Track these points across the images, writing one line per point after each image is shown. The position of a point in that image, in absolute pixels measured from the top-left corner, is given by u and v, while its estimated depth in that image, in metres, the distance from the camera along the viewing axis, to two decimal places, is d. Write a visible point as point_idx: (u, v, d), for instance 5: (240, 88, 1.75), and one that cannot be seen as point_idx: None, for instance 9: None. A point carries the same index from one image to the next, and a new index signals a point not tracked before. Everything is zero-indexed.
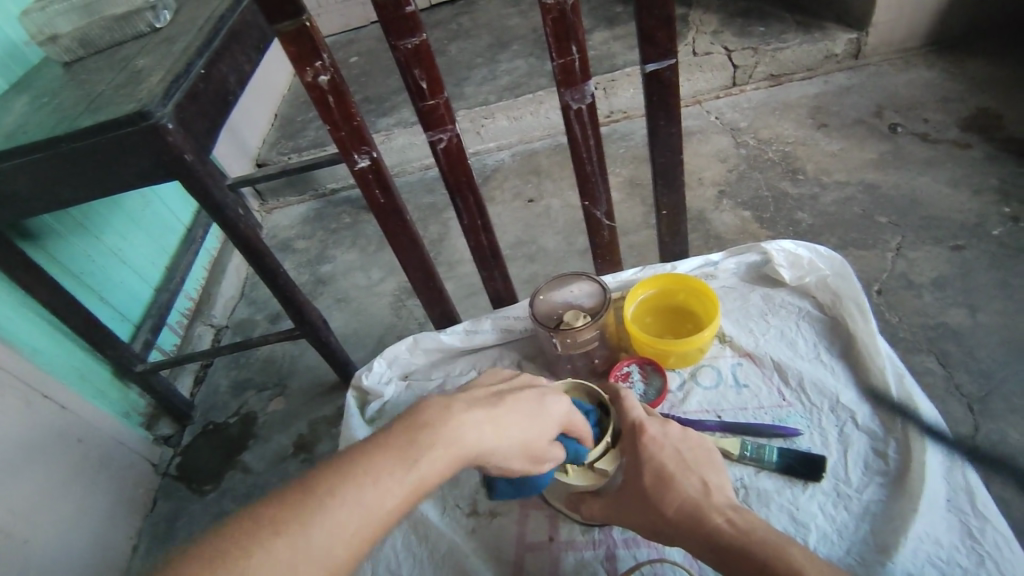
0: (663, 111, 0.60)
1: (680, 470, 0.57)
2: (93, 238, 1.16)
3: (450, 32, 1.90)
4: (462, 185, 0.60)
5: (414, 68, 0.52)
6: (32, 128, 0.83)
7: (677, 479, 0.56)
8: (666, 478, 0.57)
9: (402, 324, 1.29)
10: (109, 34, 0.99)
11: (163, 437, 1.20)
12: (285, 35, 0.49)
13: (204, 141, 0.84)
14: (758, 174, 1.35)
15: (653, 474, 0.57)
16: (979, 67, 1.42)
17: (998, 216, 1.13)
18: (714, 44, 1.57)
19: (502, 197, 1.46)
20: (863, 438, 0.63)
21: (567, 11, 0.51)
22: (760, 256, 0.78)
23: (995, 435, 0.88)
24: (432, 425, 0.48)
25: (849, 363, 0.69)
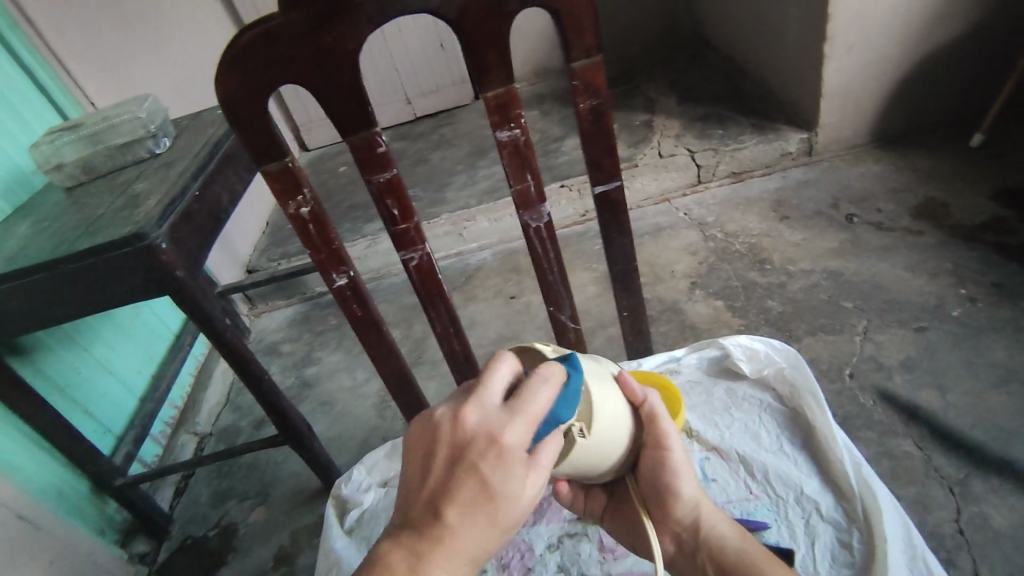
0: (615, 225, 0.66)
1: (688, 478, 0.60)
2: (83, 351, 1.19)
3: (434, 142, 2.04)
4: (434, 297, 0.65)
5: (387, 199, 0.58)
6: (32, 251, 0.87)
7: (683, 488, 0.60)
8: (676, 483, 0.60)
9: (387, 425, 1.29)
10: (111, 160, 1.07)
11: (139, 555, 1.16)
12: (271, 173, 0.55)
13: (196, 257, 0.89)
14: (727, 265, 1.42)
15: (666, 478, 0.60)
16: (921, 160, 1.54)
17: (955, 298, 1.19)
18: (677, 147, 1.69)
19: (484, 294, 1.51)
20: (828, 529, 0.65)
21: (521, 146, 0.58)
22: (720, 351, 0.82)
23: (979, 518, 0.88)
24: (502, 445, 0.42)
25: (810, 453, 0.71)
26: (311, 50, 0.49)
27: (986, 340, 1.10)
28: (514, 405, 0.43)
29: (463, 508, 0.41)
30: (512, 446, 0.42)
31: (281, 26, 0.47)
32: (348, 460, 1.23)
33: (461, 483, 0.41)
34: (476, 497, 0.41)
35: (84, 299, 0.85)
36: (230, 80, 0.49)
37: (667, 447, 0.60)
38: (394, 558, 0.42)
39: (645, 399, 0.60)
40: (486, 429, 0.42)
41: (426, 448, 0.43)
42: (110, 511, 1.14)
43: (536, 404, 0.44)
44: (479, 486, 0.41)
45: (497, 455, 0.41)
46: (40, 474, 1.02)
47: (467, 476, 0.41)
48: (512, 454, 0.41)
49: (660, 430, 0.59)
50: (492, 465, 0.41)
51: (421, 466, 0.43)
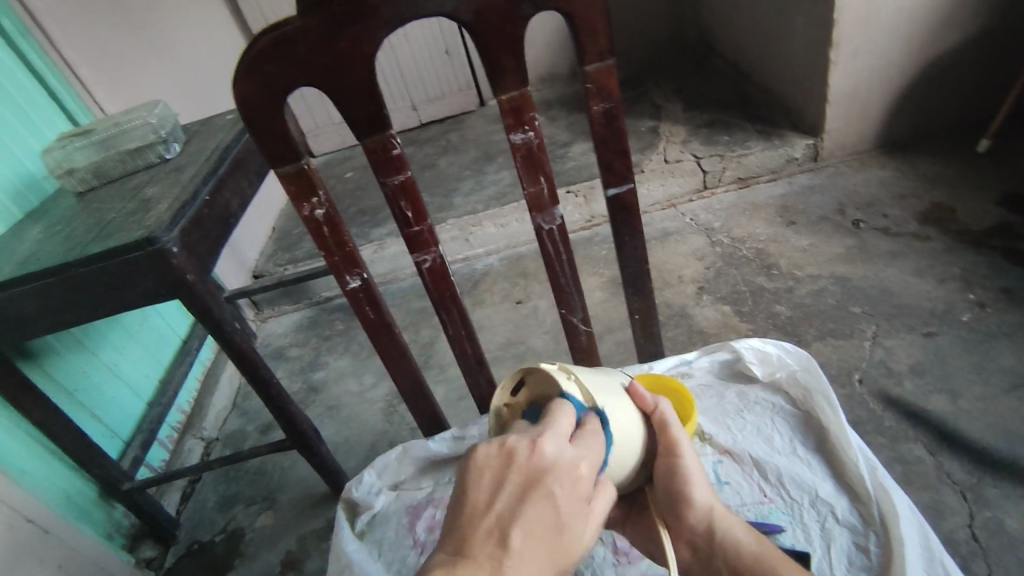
0: (627, 228, 0.66)
1: (701, 485, 0.60)
2: (92, 355, 1.19)
3: (440, 148, 2.05)
4: (447, 299, 0.65)
5: (401, 200, 0.58)
6: (44, 256, 0.88)
7: (697, 496, 0.60)
8: (691, 491, 0.60)
9: (394, 430, 1.29)
10: (122, 165, 1.07)
11: (146, 560, 1.15)
12: (286, 176, 0.55)
13: (206, 261, 0.89)
14: (734, 270, 1.42)
15: (681, 486, 0.60)
16: (927, 165, 1.54)
17: (964, 303, 1.18)
18: (683, 152, 1.70)
19: (491, 299, 1.51)
20: (844, 533, 0.66)
21: (534, 149, 0.58)
22: (732, 354, 0.82)
23: (992, 523, 0.87)
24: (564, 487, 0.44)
25: (824, 457, 0.72)
26: (328, 54, 0.49)
27: (997, 345, 1.09)
28: (581, 449, 0.47)
29: (535, 539, 0.42)
30: (585, 491, 0.45)
31: (298, 30, 0.48)
32: (356, 465, 1.22)
33: (537, 514, 0.42)
34: (549, 533, 0.42)
35: (95, 303, 0.85)
36: (246, 84, 0.49)
37: (679, 455, 0.59)
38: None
39: (656, 406, 0.59)
40: (563, 468, 0.44)
41: (495, 472, 0.44)
42: (117, 516, 1.14)
43: (598, 451, 0.48)
44: (553, 522, 0.43)
45: (572, 494, 0.44)
46: (49, 479, 1.02)
47: (547, 511, 0.43)
48: (584, 496, 0.45)
49: (673, 439, 0.59)
50: (569, 506, 0.44)
51: (485, 489, 0.43)
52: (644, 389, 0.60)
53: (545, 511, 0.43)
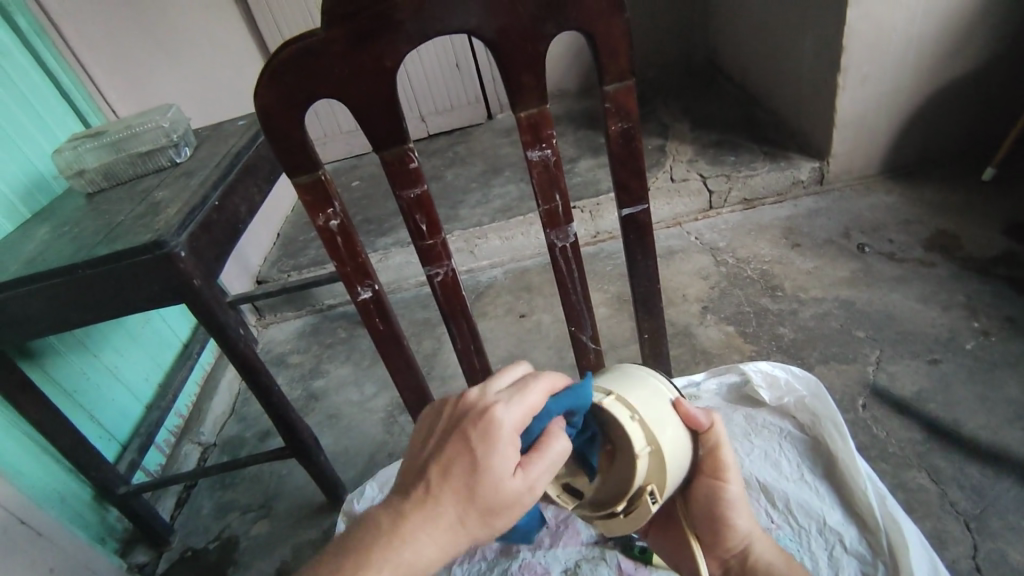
0: (639, 247, 0.66)
1: (743, 510, 0.60)
2: (93, 356, 1.18)
3: (447, 159, 2.06)
4: (457, 312, 0.64)
5: (416, 213, 0.58)
6: (51, 256, 0.87)
7: (739, 523, 0.60)
8: (731, 514, 0.59)
9: (393, 441, 1.28)
10: (133, 168, 1.08)
11: (138, 566, 1.14)
12: (302, 186, 0.55)
13: (213, 267, 0.89)
14: (738, 290, 1.42)
15: (722, 509, 0.59)
16: (932, 191, 1.54)
17: (969, 331, 1.18)
18: (690, 172, 1.71)
19: (494, 313, 1.51)
20: (853, 563, 0.66)
21: (551, 165, 0.58)
22: (740, 377, 0.83)
23: (996, 555, 0.86)
24: (475, 427, 0.43)
25: (832, 484, 0.72)
26: (350, 67, 0.50)
27: (1002, 375, 1.09)
28: (516, 399, 0.45)
29: (450, 478, 0.42)
30: (501, 432, 0.43)
31: (322, 42, 0.48)
32: (355, 475, 1.21)
33: (452, 453, 0.43)
34: (463, 471, 0.42)
35: (101, 305, 0.85)
36: (268, 93, 0.49)
37: (725, 477, 0.59)
38: (381, 515, 0.43)
39: (709, 425, 0.58)
40: (479, 409, 0.44)
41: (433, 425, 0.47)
42: (111, 520, 1.13)
43: (530, 398, 0.45)
44: (461, 457, 0.43)
45: (485, 432, 0.42)
46: (43, 480, 1.01)
47: (458, 449, 0.43)
48: (500, 433, 0.43)
49: (722, 461, 0.59)
50: (478, 441, 0.42)
51: (427, 439, 0.47)
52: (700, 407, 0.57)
53: (455, 449, 0.43)
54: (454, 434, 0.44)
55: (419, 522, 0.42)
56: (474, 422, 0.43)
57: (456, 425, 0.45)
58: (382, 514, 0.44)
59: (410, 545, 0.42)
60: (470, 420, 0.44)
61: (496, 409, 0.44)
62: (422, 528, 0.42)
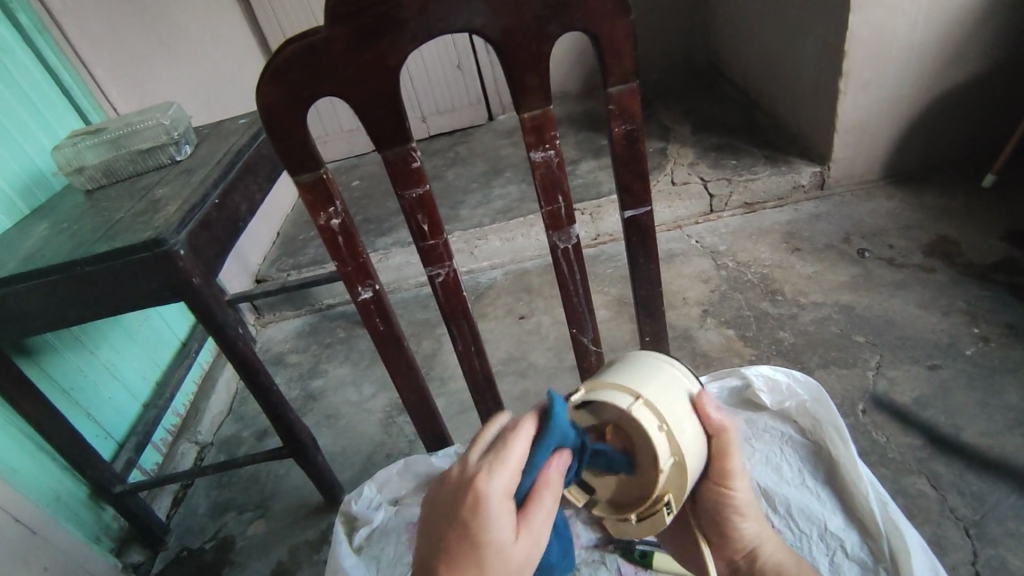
0: (641, 249, 0.66)
1: (751, 514, 0.61)
2: (90, 354, 1.18)
3: (447, 160, 2.06)
4: (458, 313, 0.64)
5: (418, 213, 0.58)
6: (50, 252, 0.87)
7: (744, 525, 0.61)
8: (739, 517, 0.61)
9: (391, 442, 1.28)
10: (133, 165, 1.07)
11: (133, 565, 1.13)
12: (304, 185, 0.55)
13: (213, 266, 0.89)
14: (739, 294, 1.42)
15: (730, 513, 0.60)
16: (933, 197, 1.54)
17: (970, 336, 1.18)
18: (691, 175, 1.70)
19: (493, 314, 1.51)
20: (853, 568, 0.68)
21: (553, 167, 0.58)
22: (741, 381, 0.78)
23: (995, 562, 0.86)
24: (468, 505, 0.43)
25: (833, 489, 0.72)
26: (352, 65, 0.49)
27: (1002, 381, 1.09)
28: (501, 464, 0.44)
29: (457, 559, 0.43)
30: (492, 508, 0.43)
31: (325, 39, 0.48)
32: (353, 476, 1.21)
33: (453, 536, 0.43)
34: (469, 549, 0.43)
35: (100, 303, 0.85)
36: (270, 91, 0.49)
37: (732, 487, 0.59)
38: None
39: (721, 434, 0.56)
40: (465, 488, 0.44)
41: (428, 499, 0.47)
42: (107, 519, 1.12)
43: (513, 461, 0.44)
44: (464, 538, 0.43)
45: (477, 514, 0.43)
46: (39, 477, 1.00)
47: (458, 532, 0.43)
48: (490, 509, 0.43)
49: (728, 473, 0.58)
50: (473, 524, 0.43)
51: (426, 518, 0.46)
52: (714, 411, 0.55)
53: (455, 529, 0.43)
54: (450, 514, 0.44)
55: None
56: (465, 500, 0.43)
57: (449, 500, 0.44)
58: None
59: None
60: (461, 497, 0.43)
61: (483, 481, 0.43)
62: None
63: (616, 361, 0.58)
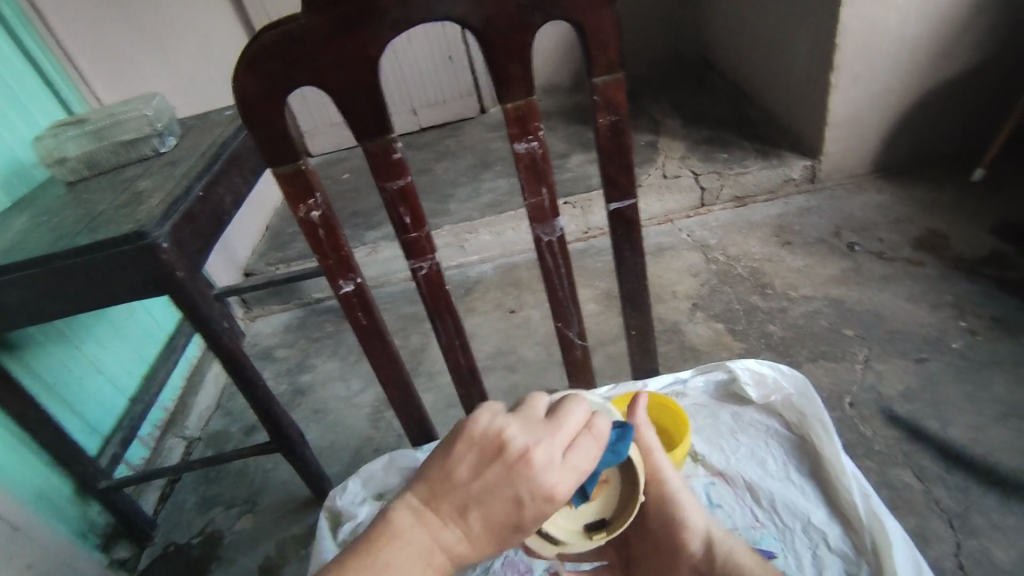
0: (627, 243, 0.65)
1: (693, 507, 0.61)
2: (74, 348, 1.16)
3: (438, 153, 2.04)
4: (441, 308, 0.63)
5: (400, 206, 0.57)
6: (30, 245, 0.86)
7: (692, 520, 0.61)
8: (681, 511, 0.61)
9: (379, 436, 1.27)
10: (115, 157, 1.05)
11: (120, 561, 1.13)
12: (283, 176, 0.54)
13: (197, 259, 0.88)
14: (728, 288, 1.42)
15: (671, 509, 0.61)
16: (922, 191, 1.55)
17: (957, 330, 1.19)
18: (681, 169, 1.70)
19: (483, 308, 1.50)
20: (836, 561, 0.66)
21: (538, 159, 0.57)
22: (727, 374, 0.82)
23: (979, 554, 0.87)
24: (542, 498, 0.40)
25: (817, 483, 0.72)
26: (331, 54, 0.48)
27: (989, 374, 1.09)
28: (581, 468, 0.42)
29: (492, 531, 0.40)
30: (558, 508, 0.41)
31: (304, 27, 0.47)
32: (341, 470, 1.20)
33: (503, 509, 0.40)
34: (510, 529, 0.40)
35: (81, 296, 0.84)
36: (248, 80, 0.48)
37: (663, 476, 0.62)
38: (406, 536, 0.40)
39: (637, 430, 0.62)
40: (544, 480, 0.40)
41: (478, 454, 0.41)
42: (92, 515, 1.11)
43: (592, 464, 0.42)
44: (515, 519, 0.40)
45: (543, 508, 0.40)
46: (22, 473, 0.99)
47: (509, 510, 0.40)
48: (560, 508, 0.41)
49: (653, 462, 0.62)
50: (537, 515, 0.40)
51: (467, 466, 0.41)
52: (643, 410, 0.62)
53: (510, 502, 0.40)
54: (511, 491, 0.40)
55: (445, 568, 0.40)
56: (541, 491, 0.40)
57: (513, 474, 0.40)
58: (409, 534, 0.40)
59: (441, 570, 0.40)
60: (535, 485, 0.40)
61: (562, 482, 0.41)
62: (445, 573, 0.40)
63: None
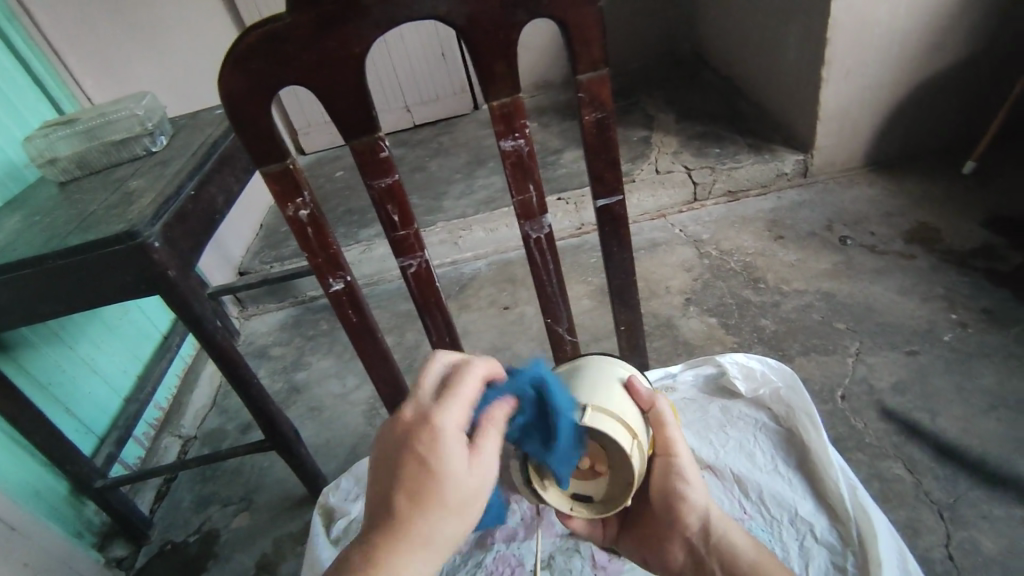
0: (615, 239, 0.66)
1: (695, 485, 0.62)
2: (69, 349, 1.16)
3: (431, 150, 2.04)
4: (431, 305, 0.64)
5: (387, 204, 0.57)
6: (22, 245, 0.86)
7: (693, 495, 0.62)
8: (683, 487, 0.62)
9: (374, 433, 1.27)
10: (106, 156, 1.05)
11: (117, 560, 1.13)
12: (271, 175, 0.54)
13: (189, 258, 0.88)
14: (721, 283, 1.43)
15: (676, 484, 0.62)
16: (913, 184, 1.56)
17: (947, 322, 1.19)
18: (675, 164, 1.70)
19: (477, 304, 1.50)
20: (823, 552, 0.67)
21: (524, 156, 0.58)
22: (716, 368, 0.83)
23: (968, 544, 0.88)
24: (421, 434, 0.46)
25: (804, 475, 0.73)
26: (317, 53, 0.49)
27: (978, 366, 1.10)
28: (454, 402, 0.48)
29: (411, 486, 0.45)
30: (453, 442, 0.46)
31: (288, 27, 0.47)
32: (337, 467, 1.21)
33: (407, 462, 0.45)
34: (420, 473, 0.45)
35: (73, 296, 0.84)
36: (234, 79, 0.48)
37: (674, 453, 0.62)
38: (359, 544, 0.45)
39: (653, 408, 0.61)
40: (429, 424, 0.46)
41: (385, 440, 0.48)
42: (88, 514, 1.11)
43: (462, 395, 0.49)
44: (415, 465, 0.45)
45: (429, 439, 0.46)
46: (17, 474, 0.99)
47: (409, 460, 0.45)
48: (446, 434, 0.46)
49: (666, 439, 0.61)
50: (435, 457, 0.45)
51: (378, 454, 0.48)
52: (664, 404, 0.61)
53: (408, 455, 0.46)
54: (403, 443, 0.46)
55: (399, 546, 0.44)
56: (421, 430, 0.46)
57: (400, 432, 0.47)
58: (361, 542, 0.44)
59: (404, 557, 0.44)
60: (415, 429, 0.46)
61: (438, 416, 0.47)
62: (398, 549, 0.44)
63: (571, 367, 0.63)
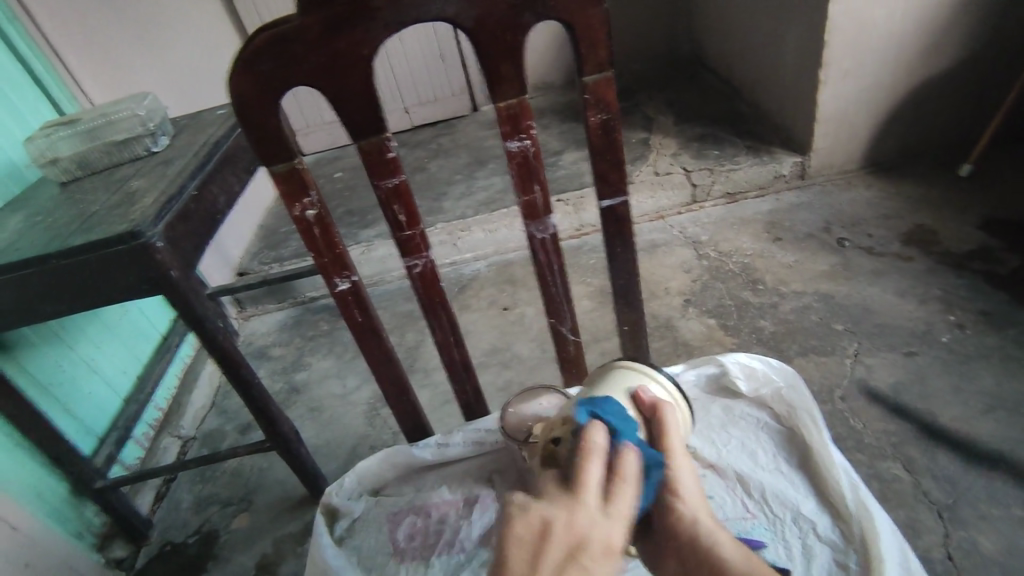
0: (619, 239, 0.66)
1: (690, 496, 0.59)
2: (69, 348, 1.16)
3: (432, 151, 2.04)
4: (436, 305, 0.64)
5: (394, 204, 0.58)
6: (25, 245, 0.86)
7: (684, 507, 0.58)
8: (675, 500, 0.58)
9: (375, 434, 1.28)
10: (107, 157, 1.05)
11: (116, 560, 1.13)
12: (279, 175, 0.55)
13: (191, 258, 0.88)
14: (720, 284, 1.43)
15: (669, 495, 0.58)
16: (910, 187, 1.57)
17: (945, 324, 1.20)
18: (674, 165, 1.71)
19: (478, 305, 1.51)
20: (825, 550, 0.68)
21: (530, 157, 0.58)
22: (718, 369, 0.81)
23: (966, 543, 0.88)
24: (597, 558, 0.44)
25: (806, 473, 0.74)
26: (326, 54, 0.49)
27: (976, 367, 1.11)
28: (625, 517, 0.47)
29: None
30: (618, 562, 0.46)
31: (297, 28, 0.47)
32: (337, 468, 1.21)
33: None
34: None
35: (75, 296, 0.84)
36: (242, 79, 0.49)
37: (670, 462, 0.59)
38: None
39: (658, 415, 0.62)
40: (606, 547, 0.45)
41: (532, 546, 0.44)
42: (88, 515, 1.11)
43: (630, 507, 0.49)
44: None
45: (604, 564, 0.44)
46: (18, 474, 0.99)
47: None
48: (616, 561, 0.46)
49: (666, 447, 0.60)
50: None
51: (525, 561, 0.43)
52: (670, 414, 0.61)
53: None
54: (572, 563, 0.44)
55: None
56: (598, 550, 0.45)
57: (569, 550, 0.44)
58: None
59: None
60: (597, 553, 0.44)
61: (613, 540, 0.46)
62: None
63: (603, 372, 0.67)
